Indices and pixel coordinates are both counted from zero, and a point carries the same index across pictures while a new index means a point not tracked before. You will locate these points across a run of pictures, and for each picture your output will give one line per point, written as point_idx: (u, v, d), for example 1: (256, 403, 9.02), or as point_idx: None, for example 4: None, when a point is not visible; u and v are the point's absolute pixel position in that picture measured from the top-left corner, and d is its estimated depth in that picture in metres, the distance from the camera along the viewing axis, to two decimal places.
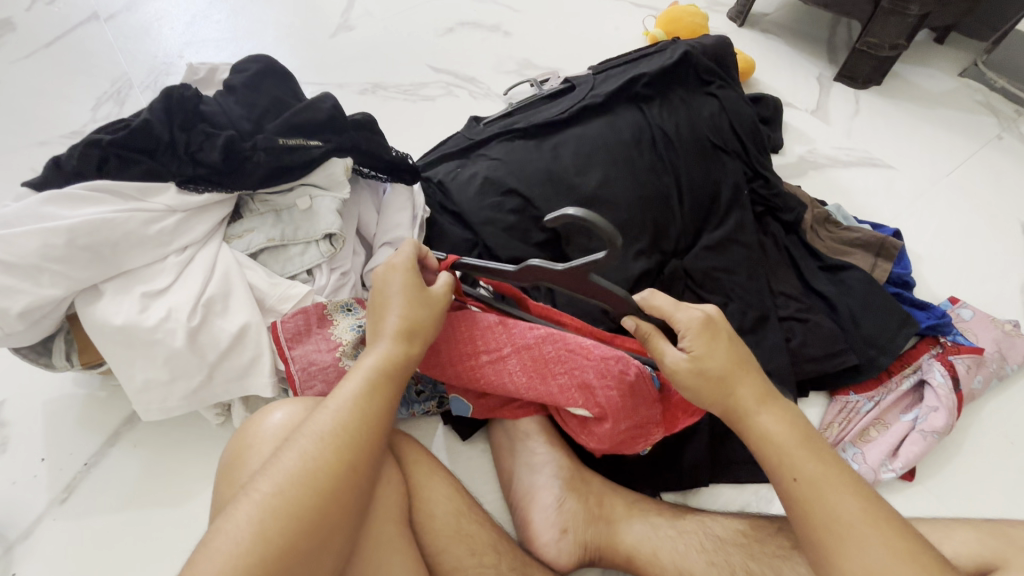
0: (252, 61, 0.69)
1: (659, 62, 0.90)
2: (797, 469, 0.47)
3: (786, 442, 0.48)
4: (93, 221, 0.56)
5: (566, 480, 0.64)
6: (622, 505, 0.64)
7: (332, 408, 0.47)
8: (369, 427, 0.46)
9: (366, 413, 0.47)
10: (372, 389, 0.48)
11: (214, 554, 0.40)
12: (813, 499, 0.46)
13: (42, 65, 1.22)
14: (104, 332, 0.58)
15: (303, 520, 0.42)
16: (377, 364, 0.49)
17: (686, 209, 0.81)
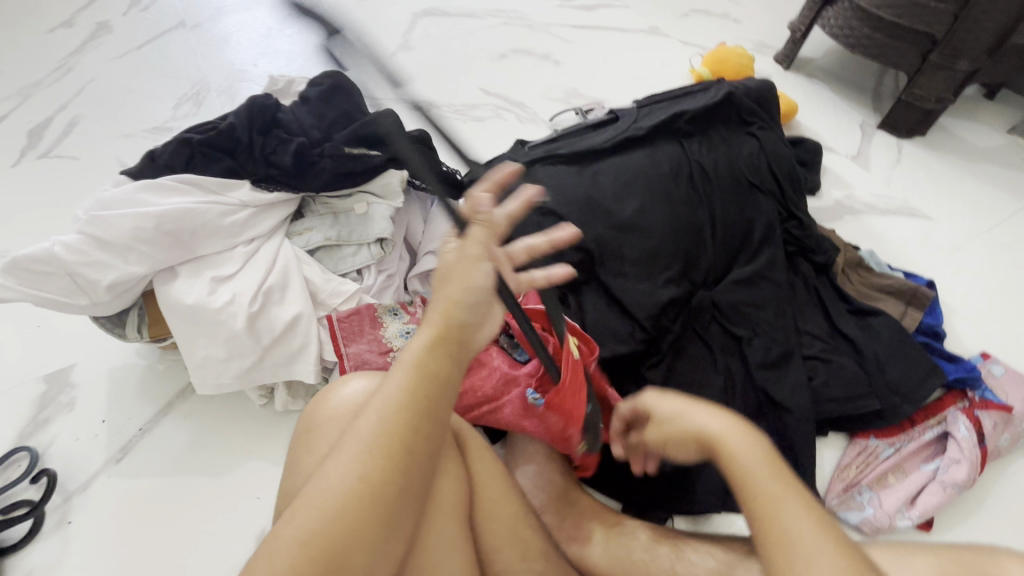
0: (327, 76, 0.76)
1: (703, 101, 0.94)
2: (764, 489, 0.45)
3: (753, 467, 0.46)
4: (179, 210, 0.63)
5: (554, 498, 0.68)
6: (600, 530, 0.65)
7: (378, 410, 0.42)
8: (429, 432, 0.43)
9: (432, 415, 0.43)
10: (417, 385, 0.43)
11: (291, 525, 0.38)
12: (775, 524, 0.43)
13: (133, 64, 1.35)
14: (176, 309, 0.64)
15: (380, 495, 0.40)
16: (430, 355, 0.44)
17: (718, 244, 0.84)
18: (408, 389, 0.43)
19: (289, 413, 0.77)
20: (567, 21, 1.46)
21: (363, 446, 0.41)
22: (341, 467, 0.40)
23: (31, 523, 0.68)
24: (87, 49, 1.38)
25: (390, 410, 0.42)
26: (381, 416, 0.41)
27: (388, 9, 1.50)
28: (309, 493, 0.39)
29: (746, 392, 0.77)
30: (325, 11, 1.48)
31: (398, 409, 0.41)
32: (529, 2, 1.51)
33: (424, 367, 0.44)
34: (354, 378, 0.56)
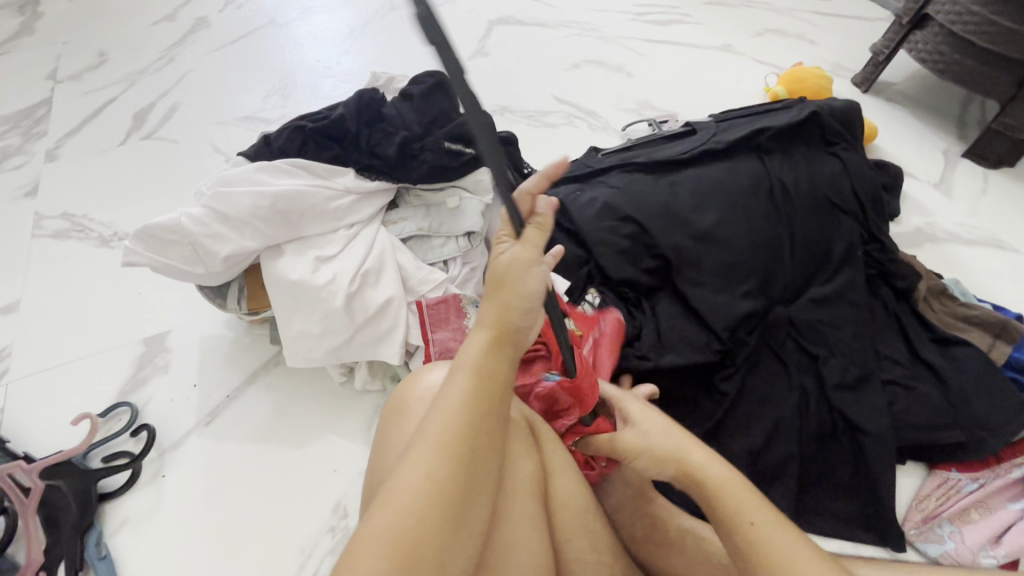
0: (428, 75, 0.79)
1: (786, 118, 0.93)
2: (749, 514, 0.47)
3: (721, 483, 0.50)
4: (293, 191, 0.68)
5: (630, 495, 0.68)
6: (675, 530, 0.65)
7: (455, 404, 0.44)
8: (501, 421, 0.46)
9: (499, 408, 0.46)
10: (483, 385, 0.46)
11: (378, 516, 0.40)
12: (767, 546, 0.45)
13: (227, 58, 1.43)
14: (280, 284, 0.68)
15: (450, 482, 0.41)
16: (493, 356, 0.47)
17: (797, 260, 0.83)
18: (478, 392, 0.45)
19: (366, 393, 0.80)
20: (640, 35, 1.48)
21: (443, 437, 0.42)
22: (416, 465, 0.41)
23: (130, 473, 0.73)
24: (186, 42, 1.48)
25: (466, 402, 0.44)
26: (453, 410, 0.44)
27: (466, 16, 1.55)
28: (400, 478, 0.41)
29: (821, 412, 0.76)
30: (406, 16, 1.54)
31: (474, 404, 0.44)
32: (602, 15, 1.54)
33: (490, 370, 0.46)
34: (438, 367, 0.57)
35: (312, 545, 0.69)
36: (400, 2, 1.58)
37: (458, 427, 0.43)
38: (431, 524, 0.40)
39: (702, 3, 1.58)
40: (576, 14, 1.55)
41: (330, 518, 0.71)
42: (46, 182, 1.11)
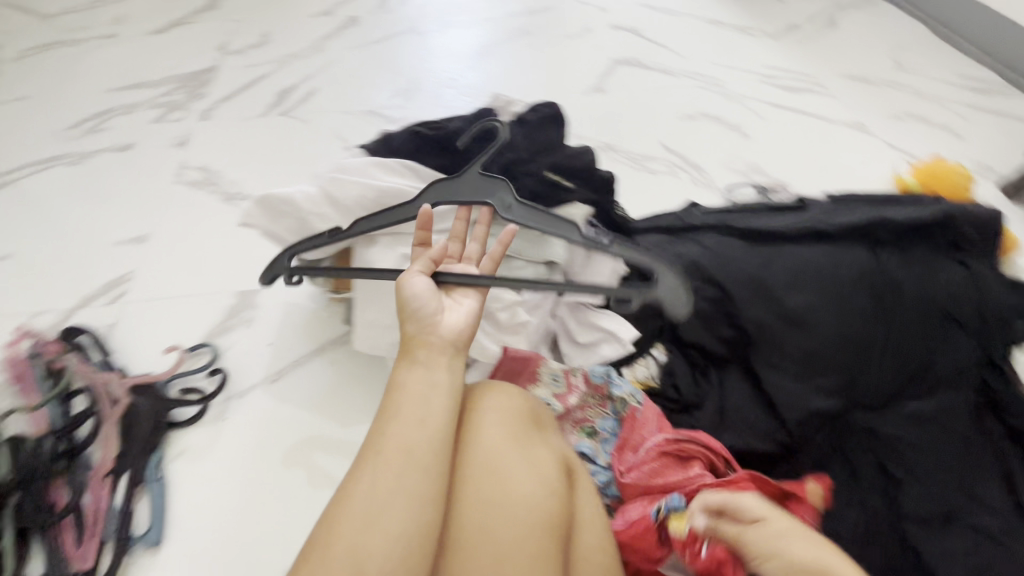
0: (545, 106, 0.82)
1: (914, 213, 0.85)
2: None
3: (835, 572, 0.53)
4: (396, 190, 0.71)
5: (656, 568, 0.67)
6: None
7: (375, 476, 0.53)
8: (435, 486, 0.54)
9: (413, 474, 0.54)
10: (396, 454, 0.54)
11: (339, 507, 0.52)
12: None
13: (368, 55, 1.56)
14: (367, 271, 0.72)
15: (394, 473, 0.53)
16: (402, 431, 0.55)
17: (892, 366, 0.76)
18: (398, 465, 0.53)
19: None
20: (766, 98, 1.43)
21: (359, 510, 0.51)
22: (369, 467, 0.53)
23: (199, 409, 0.80)
24: (337, 36, 1.63)
25: (392, 477, 0.53)
26: (378, 485, 0.52)
27: (592, 52, 1.58)
28: (321, 534, 0.51)
29: (887, 537, 0.71)
30: (535, 43, 1.61)
31: (400, 459, 0.54)
32: (730, 71, 1.52)
33: (407, 446, 0.55)
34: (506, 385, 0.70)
35: None
36: (532, 29, 1.65)
37: (381, 487, 0.52)
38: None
39: (839, 75, 1.50)
40: (702, 66, 1.54)
41: None
42: (196, 138, 1.27)
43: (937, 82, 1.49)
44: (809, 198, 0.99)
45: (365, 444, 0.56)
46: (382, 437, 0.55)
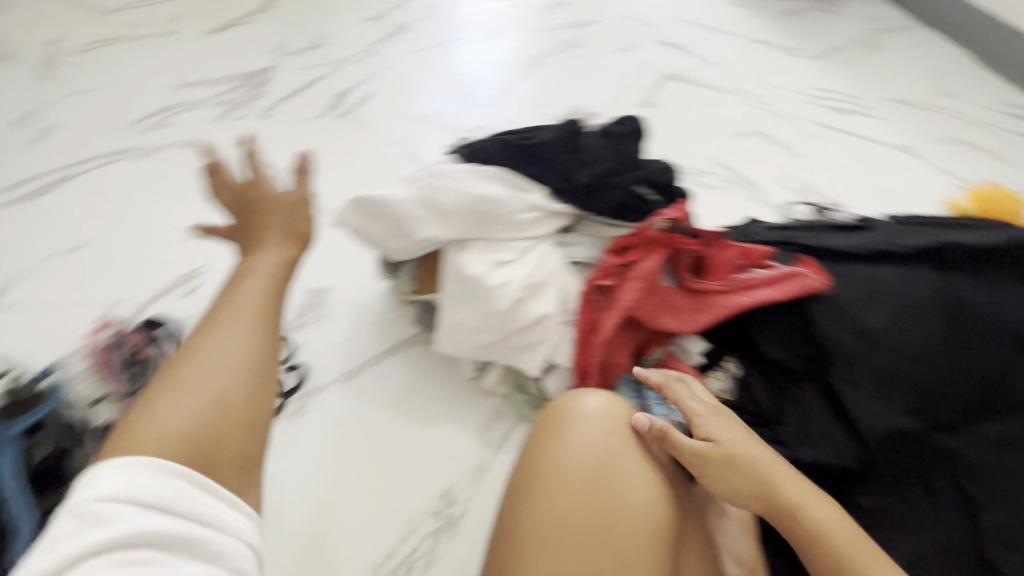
0: (630, 120, 0.82)
1: (985, 238, 0.86)
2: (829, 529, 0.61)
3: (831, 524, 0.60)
4: (493, 197, 0.74)
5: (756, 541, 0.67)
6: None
7: (225, 341, 0.54)
8: (255, 379, 0.54)
9: (199, 422, 0.50)
10: (250, 320, 0.57)
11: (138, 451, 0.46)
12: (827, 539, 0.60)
13: (417, 59, 1.60)
14: (457, 275, 0.74)
15: (209, 407, 0.50)
16: (231, 299, 0.59)
17: (976, 386, 0.75)
18: (239, 316, 0.56)
19: (489, 396, 0.84)
20: (813, 117, 1.47)
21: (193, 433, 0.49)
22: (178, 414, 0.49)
23: (276, 404, 0.82)
24: (388, 40, 1.67)
25: (225, 335, 0.54)
26: (233, 342, 0.54)
27: (640, 69, 1.63)
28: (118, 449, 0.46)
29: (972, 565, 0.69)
30: (582, 55, 1.68)
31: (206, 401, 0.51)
32: (776, 92, 1.57)
33: (222, 391, 0.52)
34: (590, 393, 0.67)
35: (414, 522, 0.74)
36: (582, 40, 1.72)
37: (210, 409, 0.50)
38: (208, 411, 0.50)
39: (885, 99, 1.56)
40: (748, 85, 1.59)
41: (436, 503, 0.75)
42: (259, 136, 1.29)
43: (979, 110, 1.56)
44: (876, 220, 1.02)
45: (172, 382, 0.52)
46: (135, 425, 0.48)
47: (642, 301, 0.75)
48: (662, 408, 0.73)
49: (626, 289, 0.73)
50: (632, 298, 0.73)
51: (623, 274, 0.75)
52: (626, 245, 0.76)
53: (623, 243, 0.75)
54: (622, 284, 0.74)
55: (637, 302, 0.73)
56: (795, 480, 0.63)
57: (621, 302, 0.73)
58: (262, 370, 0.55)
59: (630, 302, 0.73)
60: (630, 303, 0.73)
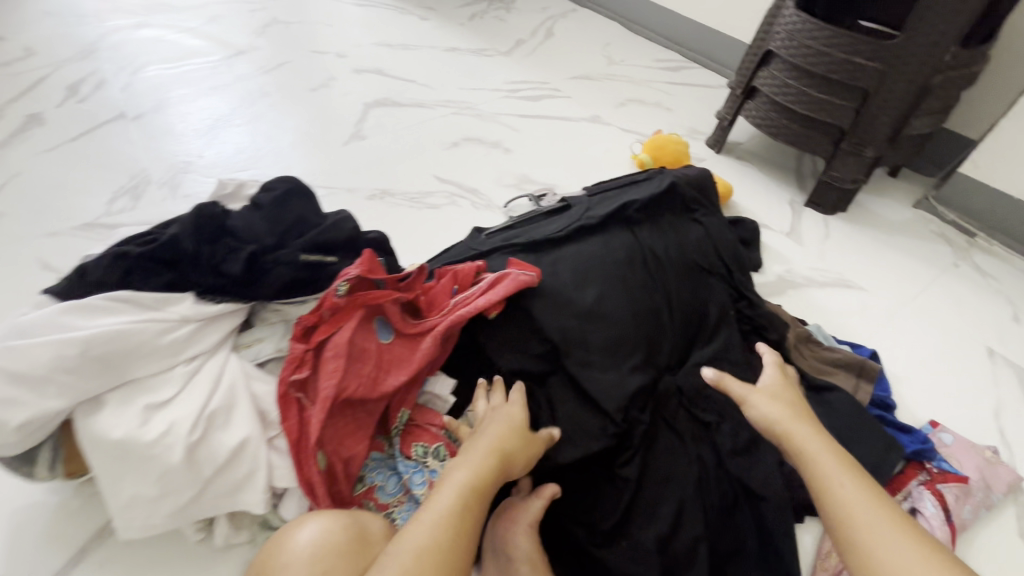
0: (279, 180, 0.75)
1: (648, 191, 0.97)
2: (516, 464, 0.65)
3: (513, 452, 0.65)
4: (114, 331, 0.58)
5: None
6: None
7: (464, 469, 0.59)
8: (483, 507, 0.57)
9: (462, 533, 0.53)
10: (496, 458, 0.62)
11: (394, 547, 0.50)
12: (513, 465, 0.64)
13: (62, 156, 1.30)
14: (100, 445, 0.56)
15: (443, 545, 0.51)
16: (491, 433, 0.65)
17: (675, 324, 0.85)
18: (483, 451, 0.62)
19: (231, 549, 0.68)
20: (514, 111, 1.56)
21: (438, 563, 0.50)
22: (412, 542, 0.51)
23: None
24: (15, 142, 1.33)
25: (503, 433, 0.65)
26: (472, 465, 0.59)
27: (341, 103, 1.56)
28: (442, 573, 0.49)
29: (720, 483, 0.74)
30: (275, 103, 1.55)
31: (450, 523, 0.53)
32: (477, 94, 1.63)
33: (503, 447, 0.63)
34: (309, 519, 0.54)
35: None
36: (271, 90, 1.60)
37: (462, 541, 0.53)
38: (451, 535, 0.52)
39: (568, 78, 1.73)
40: (451, 94, 1.62)
41: None
42: None
43: (640, 69, 1.83)
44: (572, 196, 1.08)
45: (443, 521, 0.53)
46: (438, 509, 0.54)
47: (353, 376, 0.65)
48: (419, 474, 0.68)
49: (327, 372, 0.64)
50: (335, 380, 0.64)
51: (319, 357, 0.65)
52: (311, 325, 0.67)
53: (306, 323, 0.66)
54: (320, 369, 0.64)
55: (344, 380, 0.65)
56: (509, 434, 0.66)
57: (324, 390, 0.63)
58: (483, 504, 0.57)
59: (333, 387, 0.63)
60: (336, 386, 0.63)
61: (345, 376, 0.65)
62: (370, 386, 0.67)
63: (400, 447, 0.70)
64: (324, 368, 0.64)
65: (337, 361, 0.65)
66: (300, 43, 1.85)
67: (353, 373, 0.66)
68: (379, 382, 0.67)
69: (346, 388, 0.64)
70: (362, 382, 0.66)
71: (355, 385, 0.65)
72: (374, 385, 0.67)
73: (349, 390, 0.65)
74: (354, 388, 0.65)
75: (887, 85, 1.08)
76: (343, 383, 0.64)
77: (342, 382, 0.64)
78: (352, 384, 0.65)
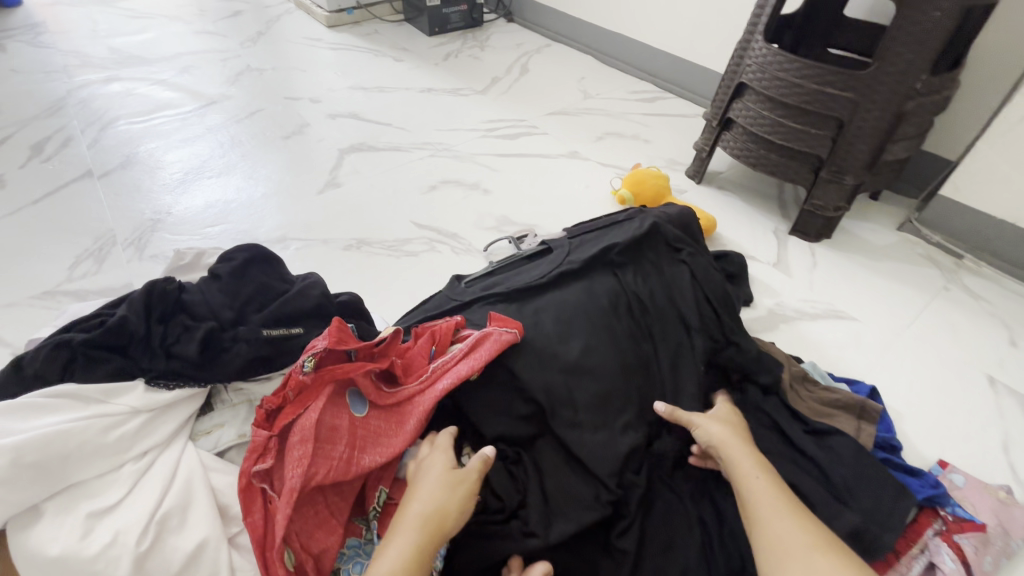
0: (240, 249, 0.71)
1: (630, 232, 0.94)
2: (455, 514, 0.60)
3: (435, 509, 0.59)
4: (51, 433, 0.52)
5: None
6: None
7: (391, 554, 0.55)
8: (423, 573, 0.55)
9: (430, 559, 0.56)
10: (425, 529, 0.57)
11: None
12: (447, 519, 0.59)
13: (23, 220, 1.25)
14: (34, 564, 0.50)
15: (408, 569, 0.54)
16: (417, 497, 0.60)
17: (666, 376, 0.82)
18: (410, 525, 0.57)
19: None
20: (492, 150, 1.55)
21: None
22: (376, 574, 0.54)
23: None
24: None
25: (430, 494, 0.60)
26: (395, 548, 0.56)
27: (316, 150, 1.54)
28: None
29: (725, 545, 0.70)
30: (248, 152, 1.52)
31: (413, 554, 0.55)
32: (454, 135, 1.62)
33: (431, 512, 0.58)
34: None
35: None
36: (244, 139, 1.57)
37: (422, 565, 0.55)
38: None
39: (544, 114, 1.73)
40: (427, 136, 1.61)
41: None
42: None
43: (616, 101, 1.84)
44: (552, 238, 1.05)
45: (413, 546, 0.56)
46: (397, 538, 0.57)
47: (323, 461, 0.60)
48: None
49: (293, 460, 0.58)
50: (302, 469, 0.58)
51: (284, 443, 0.60)
52: (275, 408, 0.62)
53: (268, 407, 0.61)
54: (286, 458, 0.59)
55: (313, 467, 0.59)
56: (431, 489, 0.61)
57: (289, 482, 0.57)
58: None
59: (299, 476, 0.57)
60: (303, 475, 0.58)
61: (313, 462, 0.59)
62: (343, 469, 0.61)
63: (379, 531, 0.64)
64: (289, 456, 0.59)
65: (303, 446, 0.59)
66: (273, 90, 1.84)
67: (323, 458, 0.60)
68: (353, 464, 0.61)
69: (316, 475, 0.59)
70: (334, 466, 0.60)
71: (325, 470, 0.59)
72: (348, 466, 0.61)
73: (319, 477, 0.59)
74: (325, 473, 0.59)
75: (861, 114, 1.07)
76: (312, 470, 0.59)
77: (311, 469, 0.59)
78: (323, 470, 0.59)
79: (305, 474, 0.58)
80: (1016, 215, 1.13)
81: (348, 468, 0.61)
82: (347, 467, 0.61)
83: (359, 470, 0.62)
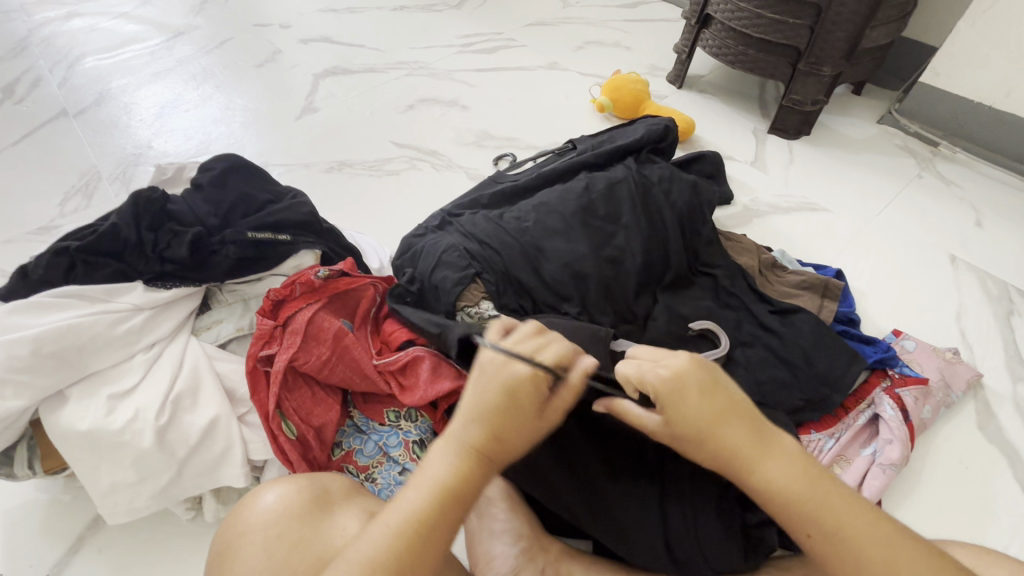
0: (217, 159, 0.73)
1: (604, 150, 0.98)
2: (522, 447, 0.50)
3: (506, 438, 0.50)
4: (64, 326, 0.58)
5: (517, 511, 0.64)
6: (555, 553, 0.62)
7: (436, 465, 0.49)
8: (460, 505, 0.48)
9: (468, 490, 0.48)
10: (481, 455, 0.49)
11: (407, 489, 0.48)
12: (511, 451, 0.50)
13: (7, 161, 1.26)
14: (68, 438, 0.57)
15: (444, 494, 0.48)
16: (478, 416, 0.50)
17: (647, 267, 0.84)
18: (464, 440, 0.49)
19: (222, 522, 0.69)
20: (469, 66, 1.51)
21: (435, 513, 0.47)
22: (413, 490, 0.48)
23: None
24: None
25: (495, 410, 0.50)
26: (441, 464, 0.49)
27: (290, 75, 1.51)
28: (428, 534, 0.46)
29: None
30: (222, 82, 1.49)
31: (457, 483, 0.48)
32: (430, 52, 1.57)
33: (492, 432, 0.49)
34: (271, 487, 0.54)
35: None
36: (216, 70, 1.54)
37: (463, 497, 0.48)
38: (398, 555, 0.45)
39: (523, 26, 1.67)
40: (403, 55, 1.57)
41: None
42: None
43: (597, 8, 1.76)
44: (546, 158, 1.09)
45: (461, 480, 0.48)
46: (456, 451, 0.49)
47: (308, 353, 0.66)
48: (393, 436, 0.68)
49: (285, 345, 0.65)
50: (289, 354, 0.64)
51: (281, 335, 0.66)
52: (281, 298, 0.68)
53: (274, 296, 0.66)
54: (280, 348, 0.65)
55: (299, 356, 0.65)
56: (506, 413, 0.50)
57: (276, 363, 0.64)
58: (455, 510, 0.48)
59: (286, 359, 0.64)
60: (290, 360, 0.64)
61: (299, 350, 0.65)
62: (323, 364, 0.66)
63: (363, 409, 0.70)
64: (281, 347, 0.65)
65: (294, 336, 0.65)
66: (241, 18, 1.77)
67: (313, 348, 0.66)
68: (331, 361, 0.66)
69: (301, 362, 0.65)
70: (320, 360, 0.66)
71: (309, 362, 0.66)
72: (332, 368, 0.67)
73: (303, 365, 0.65)
74: (311, 361, 0.66)
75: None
76: (299, 357, 0.65)
77: (299, 357, 0.65)
78: (310, 361, 0.66)
79: (291, 358, 0.65)
80: (993, 97, 1.13)
81: (324, 368, 0.66)
82: (326, 360, 0.66)
83: (337, 369, 0.67)
